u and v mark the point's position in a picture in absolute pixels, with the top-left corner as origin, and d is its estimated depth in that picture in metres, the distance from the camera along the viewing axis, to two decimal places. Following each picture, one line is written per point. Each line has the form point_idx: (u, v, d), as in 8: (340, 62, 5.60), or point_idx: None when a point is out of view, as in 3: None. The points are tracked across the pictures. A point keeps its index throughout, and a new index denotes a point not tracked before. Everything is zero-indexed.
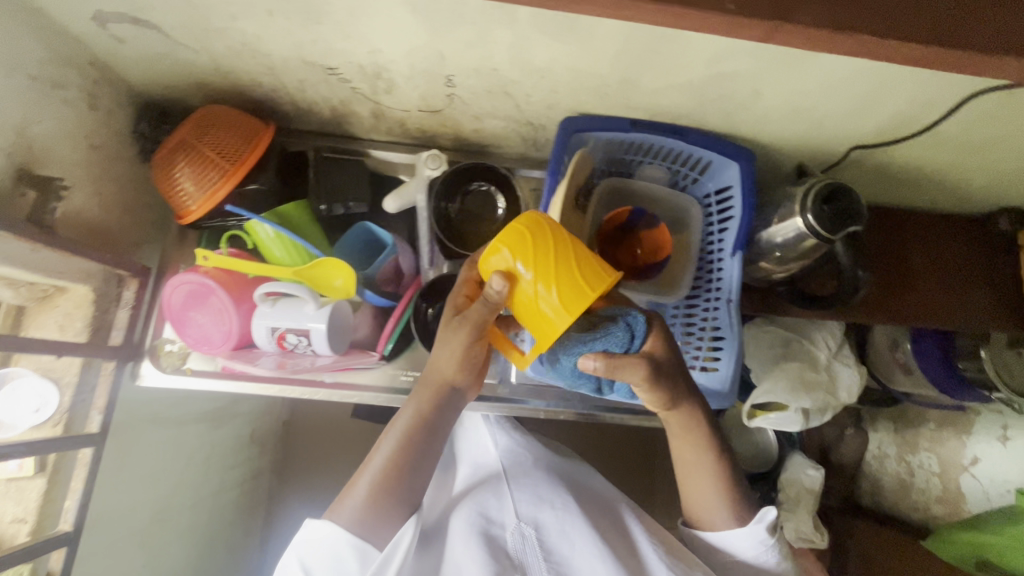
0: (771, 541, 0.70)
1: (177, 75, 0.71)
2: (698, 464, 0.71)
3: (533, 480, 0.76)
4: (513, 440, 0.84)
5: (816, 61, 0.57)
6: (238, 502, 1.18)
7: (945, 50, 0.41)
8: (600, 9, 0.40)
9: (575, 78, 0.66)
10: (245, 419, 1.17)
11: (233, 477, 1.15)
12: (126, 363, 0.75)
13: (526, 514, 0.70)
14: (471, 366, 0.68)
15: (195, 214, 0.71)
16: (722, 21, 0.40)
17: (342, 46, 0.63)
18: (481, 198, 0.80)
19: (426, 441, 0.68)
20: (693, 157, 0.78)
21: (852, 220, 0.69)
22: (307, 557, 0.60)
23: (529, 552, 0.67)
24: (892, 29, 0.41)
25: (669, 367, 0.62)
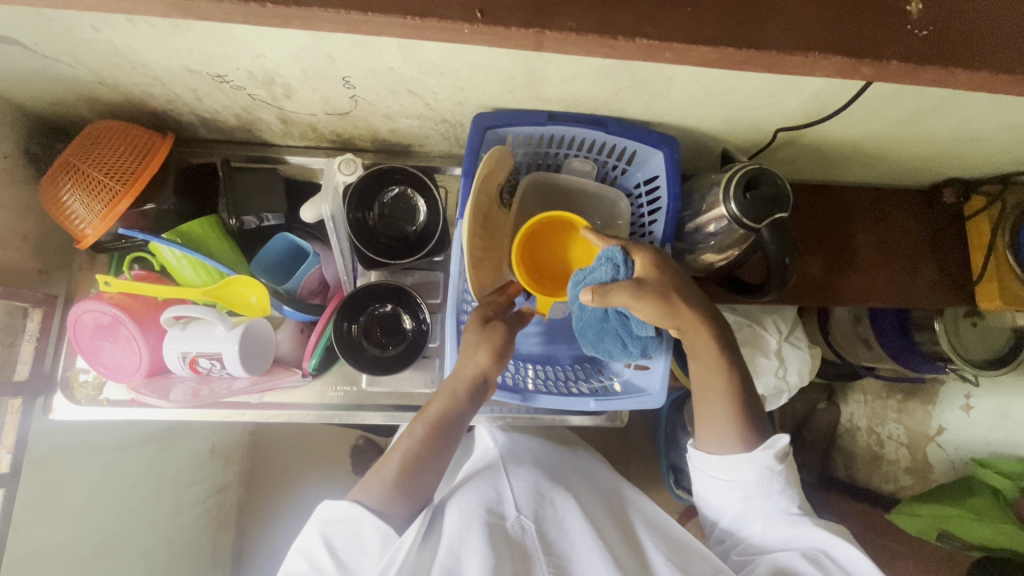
0: (777, 467, 0.65)
1: (61, 92, 0.67)
2: (707, 380, 0.67)
3: (533, 473, 0.74)
4: (512, 439, 0.83)
5: None
6: (203, 518, 1.16)
7: (807, 55, 0.40)
8: (449, 31, 0.38)
9: (477, 72, 0.62)
10: (203, 434, 1.13)
11: (196, 493, 1.13)
12: (34, 399, 0.74)
13: (526, 507, 0.67)
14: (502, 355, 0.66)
15: (91, 238, 0.67)
16: (571, 39, 0.39)
17: (222, 52, 0.59)
18: (400, 202, 0.77)
19: (455, 428, 0.66)
20: (617, 147, 0.75)
21: (778, 208, 0.65)
22: (331, 530, 0.59)
23: (532, 543, 0.63)
24: (750, 35, 0.40)
25: (660, 286, 0.63)
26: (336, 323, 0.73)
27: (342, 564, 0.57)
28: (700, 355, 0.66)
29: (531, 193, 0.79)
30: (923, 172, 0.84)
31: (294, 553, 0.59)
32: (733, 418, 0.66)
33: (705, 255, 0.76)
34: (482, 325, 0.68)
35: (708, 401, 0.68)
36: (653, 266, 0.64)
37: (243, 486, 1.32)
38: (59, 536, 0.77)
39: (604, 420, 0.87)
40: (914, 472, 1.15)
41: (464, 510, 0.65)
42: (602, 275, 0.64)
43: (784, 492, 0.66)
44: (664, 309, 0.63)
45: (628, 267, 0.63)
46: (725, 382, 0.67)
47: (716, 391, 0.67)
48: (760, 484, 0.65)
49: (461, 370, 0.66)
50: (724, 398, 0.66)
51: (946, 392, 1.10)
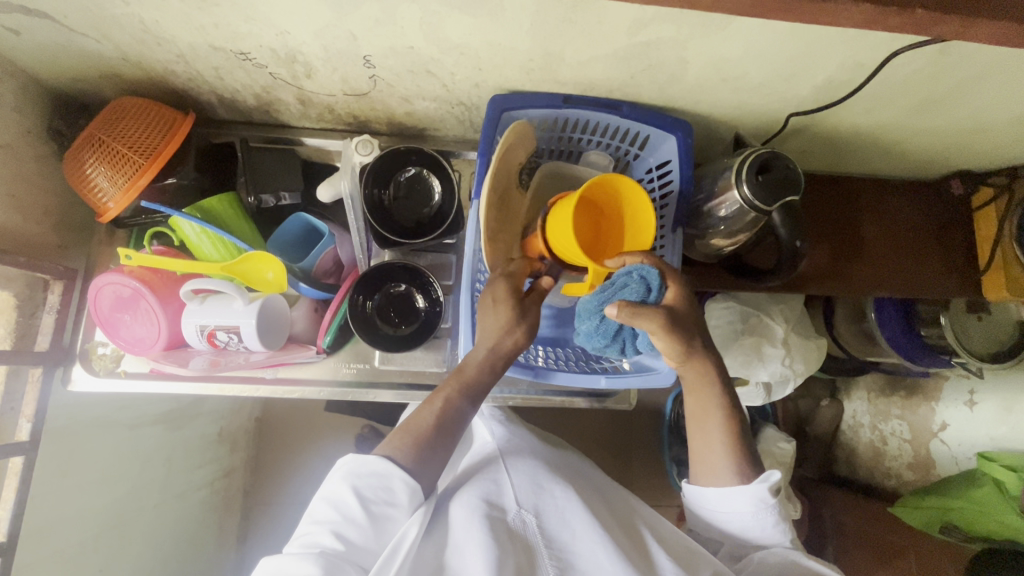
0: (772, 502, 0.64)
1: (86, 68, 0.68)
2: (703, 412, 0.66)
3: (532, 466, 0.74)
4: (510, 431, 0.83)
5: (727, 34, 0.56)
6: (210, 501, 1.17)
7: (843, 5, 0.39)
8: None
9: (496, 52, 0.63)
10: (211, 417, 1.14)
11: (203, 475, 1.13)
12: (55, 368, 0.75)
13: (526, 501, 0.68)
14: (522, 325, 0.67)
15: (113, 212, 0.68)
16: None
17: (247, 28, 0.60)
18: (415, 183, 0.78)
19: (480, 400, 0.67)
20: (630, 132, 0.76)
21: (791, 190, 0.67)
22: (361, 482, 0.57)
23: (533, 536, 0.64)
24: None
25: (683, 317, 0.62)
26: (351, 298, 0.75)
27: (373, 517, 0.56)
28: (691, 375, 0.66)
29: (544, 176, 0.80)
30: (930, 163, 0.85)
31: (320, 502, 0.58)
32: (727, 449, 0.65)
33: (716, 240, 0.77)
34: (515, 298, 0.67)
35: (704, 432, 0.66)
36: (681, 297, 0.63)
37: (249, 471, 1.33)
38: (74, 507, 0.78)
39: (612, 403, 0.88)
40: (916, 466, 1.16)
41: (465, 505, 0.66)
42: (632, 294, 0.62)
43: (778, 525, 0.65)
44: (686, 347, 0.62)
45: (659, 292, 0.62)
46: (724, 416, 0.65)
47: (711, 425, 0.66)
48: (754, 516, 0.65)
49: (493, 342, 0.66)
50: (721, 435, 0.65)
51: (950, 388, 1.10)
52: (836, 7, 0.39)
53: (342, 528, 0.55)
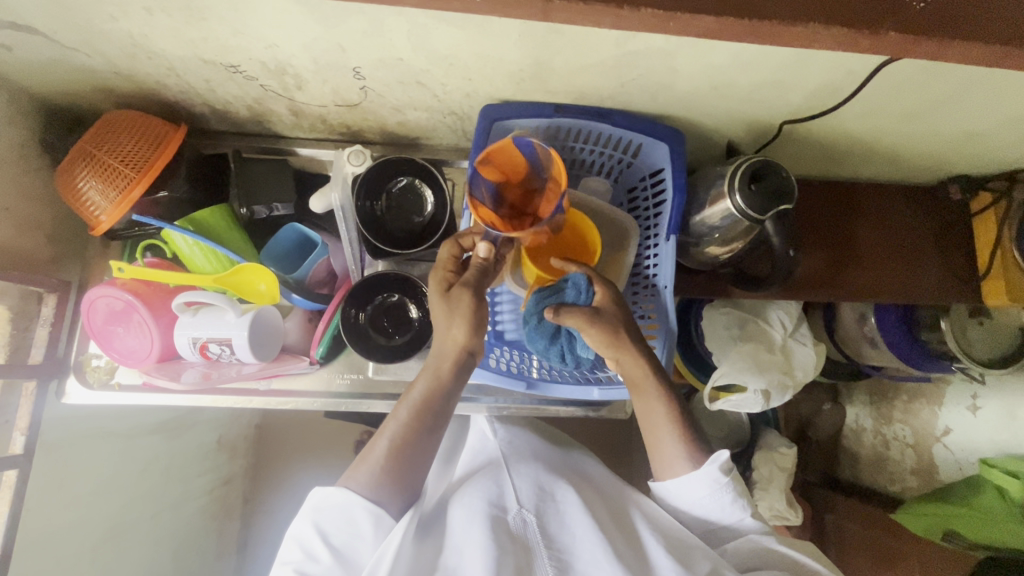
0: (725, 480, 0.65)
1: (78, 81, 0.69)
2: (647, 406, 0.68)
3: (534, 468, 0.73)
4: (514, 433, 0.83)
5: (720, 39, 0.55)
6: (208, 509, 1.17)
7: (807, 28, 0.40)
8: (465, 7, 0.39)
9: (484, 63, 0.63)
10: (209, 425, 1.14)
11: (201, 484, 1.13)
12: (49, 381, 0.75)
13: (528, 501, 0.67)
14: (478, 326, 0.66)
15: (105, 225, 0.68)
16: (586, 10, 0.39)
17: (237, 42, 0.60)
18: (407, 193, 0.77)
19: (445, 409, 0.67)
20: (623, 140, 0.76)
21: (782, 200, 0.66)
22: (322, 518, 0.59)
23: (534, 537, 0.63)
24: (753, 10, 0.40)
25: (611, 318, 0.67)
26: (344, 310, 0.75)
27: (336, 551, 0.59)
28: (629, 370, 0.67)
29: None
30: (929, 167, 0.84)
31: (286, 542, 0.60)
32: (676, 436, 0.67)
33: (712, 248, 0.76)
34: (443, 294, 0.66)
35: (651, 427, 0.68)
36: (613, 300, 0.68)
37: (249, 478, 1.33)
38: (68, 518, 0.78)
39: (608, 412, 0.87)
40: (919, 472, 1.14)
41: (466, 506, 0.66)
42: (567, 297, 0.69)
43: (737, 505, 0.66)
44: (613, 338, 0.66)
45: (588, 295, 0.68)
46: (663, 400, 0.67)
47: (656, 415, 0.67)
48: (710, 496, 0.65)
49: (443, 349, 0.66)
50: (666, 425, 0.67)
51: (952, 392, 1.09)
52: (801, 29, 0.40)
53: (305, 565, 0.58)
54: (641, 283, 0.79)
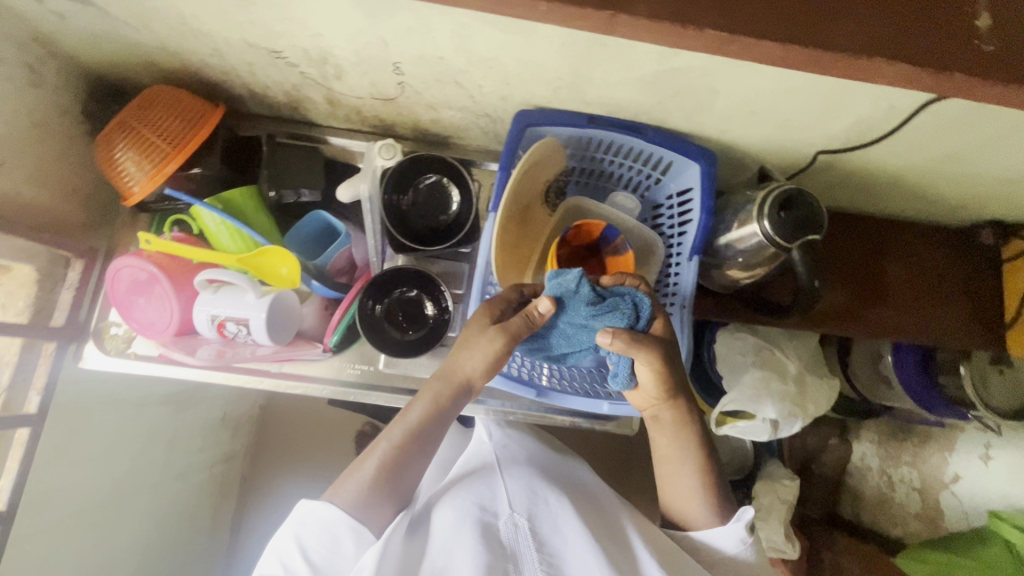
0: (750, 539, 0.66)
1: (123, 53, 0.70)
2: (675, 454, 0.70)
3: (527, 472, 0.73)
4: (511, 436, 0.81)
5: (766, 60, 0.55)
6: (206, 485, 1.18)
7: (872, 60, 0.40)
8: (531, 12, 0.39)
9: (524, 68, 0.63)
10: (215, 402, 1.16)
11: (202, 459, 1.14)
12: (68, 344, 0.75)
13: (519, 504, 0.67)
14: (493, 367, 0.66)
15: (137, 197, 0.69)
16: (643, 26, 0.39)
17: (283, 28, 0.61)
18: (434, 191, 0.78)
19: (434, 433, 0.68)
20: (653, 156, 0.75)
21: (812, 230, 0.65)
22: (305, 534, 0.59)
23: (525, 542, 0.63)
24: (820, 38, 0.40)
25: (665, 349, 0.65)
26: (361, 300, 0.75)
27: (317, 569, 0.59)
28: (664, 415, 0.69)
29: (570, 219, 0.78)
30: (962, 210, 0.83)
31: (268, 555, 0.60)
32: (705, 491, 0.69)
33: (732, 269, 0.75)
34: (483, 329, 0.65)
35: (677, 477, 0.70)
36: (665, 331, 0.66)
37: (248, 458, 1.34)
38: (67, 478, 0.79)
39: (613, 426, 0.86)
40: (923, 518, 1.12)
41: (458, 508, 0.66)
42: (620, 320, 0.62)
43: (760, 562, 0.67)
44: (666, 382, 0.66)
45: (647, 322, 0.63)
46: (697, 448, 0.70)
47: (684, 467, 0.70)
48: (734, 554, 0.66)
49: (449, 375, 0.67)
50: (694, 475, 0.69)
51: (965, 440, 1.06)
52: (866, 62, 0.40)
53: None
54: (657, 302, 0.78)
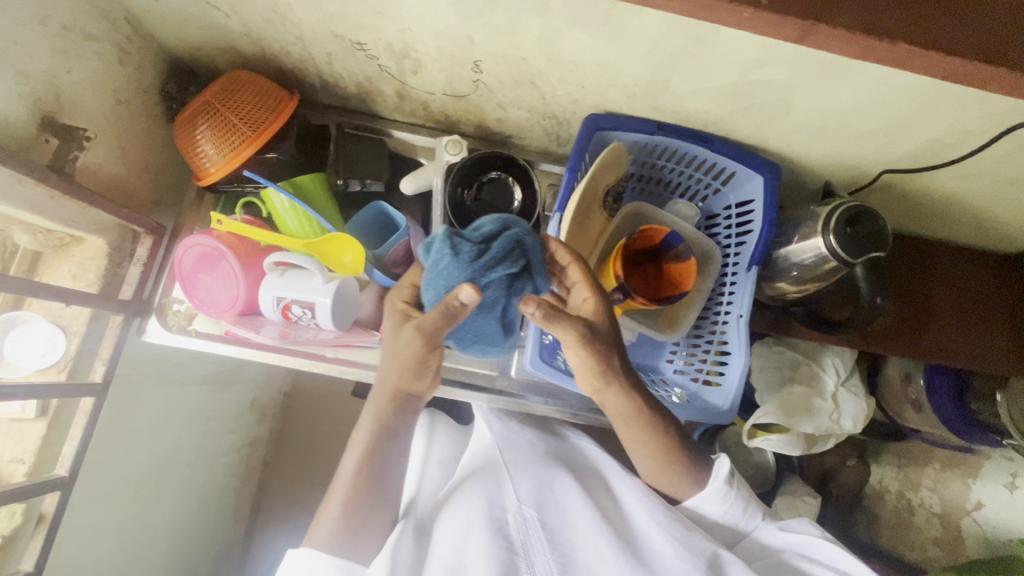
0: (733, 493, 0.70)
1: (207, 37, 0.72)
2: (635, 434, 0.70)
3: (529, 465, 0.75)
4: (510, 427, 0.82)
5: (851, 77, 0.56)
6: (232, 467, 1.19)
7: (992, 67, 0.39)
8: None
9: (604, 73, 0.64)
10: (246, 385, 1.17)
11: (229, 441, 1.15)
12: (133, 318, 0.76)
13: (524, 497, 0.69)
14: (420, 368, 0.66)
15: (213, 177, 0.71)
16: (759, 17, 0.38)
17: (372, 21, 0.63)
18: (497, 188, 0.79)
19: (394, 444, 0.70)
20: (716, 165, 0.76)
21: (877, 247, 0.66)
22: None
23: (534, 534, 0.66)
24: (940, 40, 0.38)
25: (604, 336, 0.62)
26: None
27: None
28: (612, 402, 0.68)
29: (629, 223, 0.79)
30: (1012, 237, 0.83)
31: None
32: (672, 463, 0.71)
33: (783, 284, 0.76)
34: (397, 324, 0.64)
35: (641, 452, 0.72)
36: (599, 312, 0.62)
37: (270, 444, 1.35)
38: (110, 450, 0.80)
39: None
40: (943, 544, 1.11)
41: (467, 506, 0.69)
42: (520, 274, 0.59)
43: (749, 511, 0.72)
44: (601, 365, 0.63)
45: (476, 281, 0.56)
46: (655, 426, 0.70)
47: (647, 441, 0.70)
48: (724, 509, 0.71)
49: (382, 388, 0.68)
50: (659, 449, 0.70)
51: (990, 467, 1.07)
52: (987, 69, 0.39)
53: None
54: (712, 311, 0.79)
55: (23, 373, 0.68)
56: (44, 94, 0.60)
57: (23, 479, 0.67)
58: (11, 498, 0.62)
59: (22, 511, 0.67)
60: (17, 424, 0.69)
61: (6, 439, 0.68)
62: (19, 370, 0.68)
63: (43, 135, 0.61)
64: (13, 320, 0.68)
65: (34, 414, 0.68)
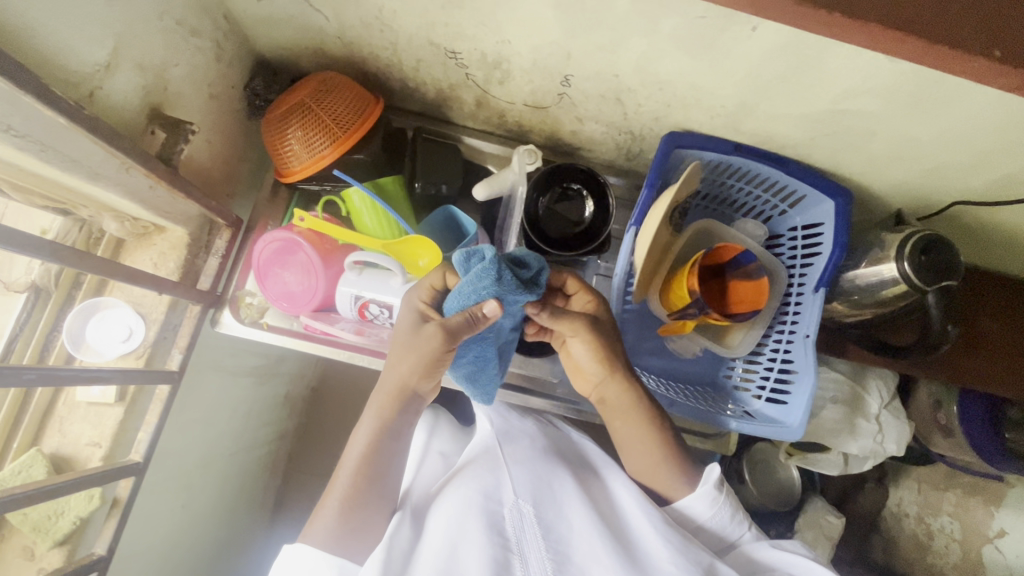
0: (721, 499, 0.67)
1: (300, 38, 0.73)
2: (633, 433, 0.72)
3: (529, 459, 0.71)
4: (511, 420, 0.79)
5: (947, 111, 0.57)
6: (262, 460, 1.19)
7: None
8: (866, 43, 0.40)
9: (694, 94, 0.66)
10: (281, 378, 1.17)
11: (263, 433, 1.16)
12: (208, 309, 0.77)
13: (522, 493, 0.66)
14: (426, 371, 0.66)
15: (299, 174, 0.73)
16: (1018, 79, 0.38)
17: (473, 32, 0.65)
18: (571, 200, 0.81)
19: (397, 446, 0.69)
20: (788, 188, 0.78)
21: (948, 276, 0.67)
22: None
23: (530, 530, 0.63)
24: None
25: (607, 330, 0.70)
26: None
27: None
28: (611, 399, 0.72)
29: (697, 240, 0.81)
30: None
31: None
32: (670, 464, 0.70)
33: (836, 305, 0.81)
34: (411, 327, 0.65)
35: (640, 455, 0.72)
36: (597, 308, 0.70)
37: (296, 438, 1.35)
38: (168, 438, 0.81)
39: (714, 444, 0.86)
40: None
41: (463, 497, 0.66)
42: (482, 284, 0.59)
43: (737, 520, 0.68)
44: (606, 357, 0.70)
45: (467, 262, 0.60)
46: (648, 416, 0.71)
47: (645, 440, 0.71)
48: (711, 516, 0.67)
49: (387, 385, 0.68)
50: (657, 451, 0.71)
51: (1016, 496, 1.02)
52: None
53: None
54: (775, 329, 0.80)
55: (104, 358, 0.69)
56: (155, 87, 0.61)
57: (99, 463, 0.68)
58: (95, 481, 0.63)
59: (98, 494, 0.67)
60: (94, 408, 0.70)
61: (83, 422, 0.69)
62: (101, 356, 0.69)
63: (151, 127, 0.62)
64: (96, 306, 0.70)
65: (113, 399, 0.69)
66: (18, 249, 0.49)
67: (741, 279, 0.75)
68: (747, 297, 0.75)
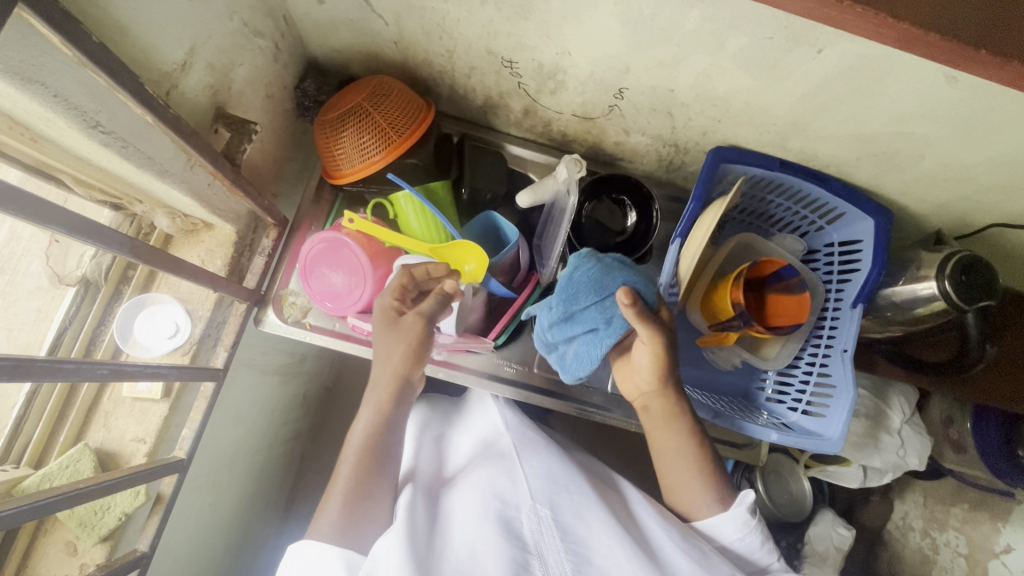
0: (755, 523, 0.64)
1: (356, 43, 0.74)
2: (666, 444, 0.68)
3: (546, 462, 0.69)
4: (525, 427, 0.78)
5: (1000, 137, 0.59)
6: (280, 459, 1.18)
7: None
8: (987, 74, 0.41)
9: (746, 110, 0.68)
10: (302, 377, 1.16)
11: (282, 431, 1.15)
12: (253, 307, 0.77)
13: (540, 496, 0.62)
14: (417, 353, 0.68)
15: (351, 177, 0.74)
16: None
17: (534, 43, 0.66)
18: (613, 209, 0.83)
19: (396, 437, 0.68)
20: (827, 206, 0.79)
21: (990, 299, 0.69)
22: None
23: (549, 532, 0.59)
24: None
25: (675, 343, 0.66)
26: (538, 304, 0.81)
27: None
28: (656, 406, 0.68)
29: (735, 255, 0.82)
30: None
31: None
32: (705, 481, 0.66)
33: (869, 321, 0.83)
34: (391, 321, 0.68)
35: (675, 468, 0.68)
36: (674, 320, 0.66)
37: (311, 438, 1.34)
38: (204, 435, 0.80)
39: (745, 456, 0.87)
40: None
41: (476, 499, 0.62)
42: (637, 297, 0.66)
43: (769, 549, 0.65)
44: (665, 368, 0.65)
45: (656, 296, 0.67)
46: (694, 433, 0.67)
47: (683, 456, 0.67)
48: (742, 541, 0.64)
49: (381, 376, 0.68)
50: (693, 467, 0.67)
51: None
52: None
53: None
54: (811, 344, 0.81)
55: (152, 353, 0.69)
56: (219, 86, 0.61)
57: (142, 459, 0.67)
58: (145, 477, 0.62)
59: (144, 490, 0.67)
60: (140, 403, 0.69)
61: (128, 417, 0.69)
62: (149, 351, 0.68)
63: (215, 125, 0.63)
64: (144, 301, 0.70)
65: (159, 395, 0.69)
66: (103, 246, 0.49)
67: (787, 292, 0.76)
68: (787, 311, 0.76)
